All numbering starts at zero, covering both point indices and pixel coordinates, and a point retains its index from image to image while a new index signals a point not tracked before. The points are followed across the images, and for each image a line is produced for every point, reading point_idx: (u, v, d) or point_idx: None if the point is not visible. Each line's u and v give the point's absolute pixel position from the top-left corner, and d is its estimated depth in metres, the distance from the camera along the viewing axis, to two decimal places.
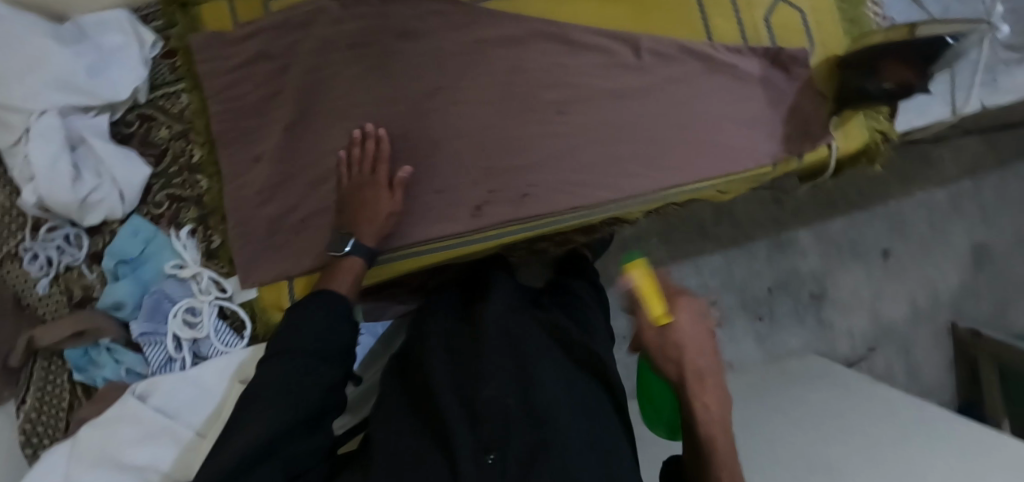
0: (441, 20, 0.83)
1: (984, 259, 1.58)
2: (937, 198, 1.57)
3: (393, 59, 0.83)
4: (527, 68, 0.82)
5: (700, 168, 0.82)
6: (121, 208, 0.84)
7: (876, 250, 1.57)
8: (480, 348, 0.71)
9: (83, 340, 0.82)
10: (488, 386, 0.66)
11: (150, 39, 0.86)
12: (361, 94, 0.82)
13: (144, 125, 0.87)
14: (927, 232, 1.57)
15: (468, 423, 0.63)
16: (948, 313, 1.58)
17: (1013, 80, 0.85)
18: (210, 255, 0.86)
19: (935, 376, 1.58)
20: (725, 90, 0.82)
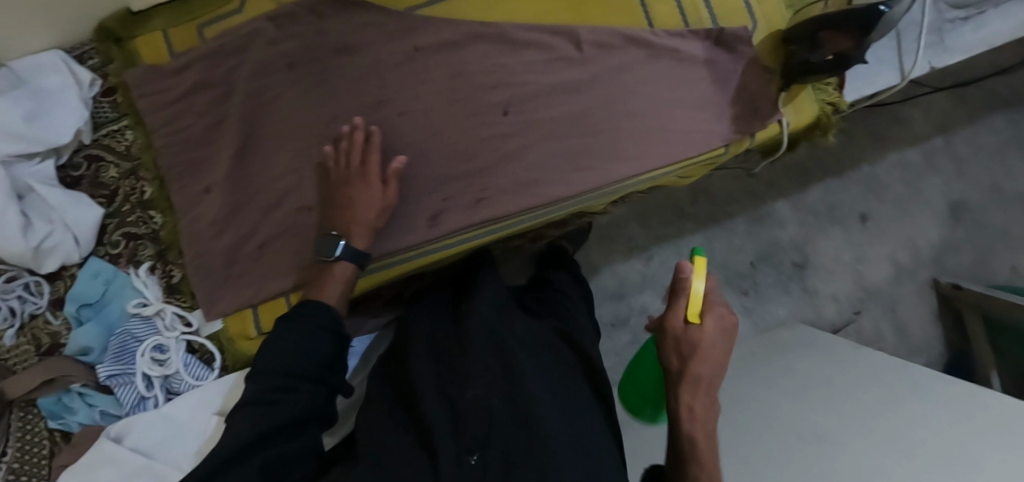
0: (378, 31, 0.82)
1: (962, 213, 1.58)
2: (909, 158, 1.57)
3: (333, 77, 0.82)
4: (469, 72, 0.81)
5: (652, 155, 0.81)
6: (77, 251, 0.83)
7: (854, 215, 1.57)
8: (465, 349, 0.71)
9: (54, 387, 0.82)
10: (472, 385, 0.64)
11: (87, 78, 0.85)
12: (307, 115, 0.82)
13: (92, 166, 0.86)
14: (903, 191, 1.57)
15: (450, 423, 0.62)
16: (930, 270, 1.58)
17: (957, 39, 0.86)
18: (172, 290, 0.85)
19: (924, 333, 1.57)
20: (670, 76, 0.81)
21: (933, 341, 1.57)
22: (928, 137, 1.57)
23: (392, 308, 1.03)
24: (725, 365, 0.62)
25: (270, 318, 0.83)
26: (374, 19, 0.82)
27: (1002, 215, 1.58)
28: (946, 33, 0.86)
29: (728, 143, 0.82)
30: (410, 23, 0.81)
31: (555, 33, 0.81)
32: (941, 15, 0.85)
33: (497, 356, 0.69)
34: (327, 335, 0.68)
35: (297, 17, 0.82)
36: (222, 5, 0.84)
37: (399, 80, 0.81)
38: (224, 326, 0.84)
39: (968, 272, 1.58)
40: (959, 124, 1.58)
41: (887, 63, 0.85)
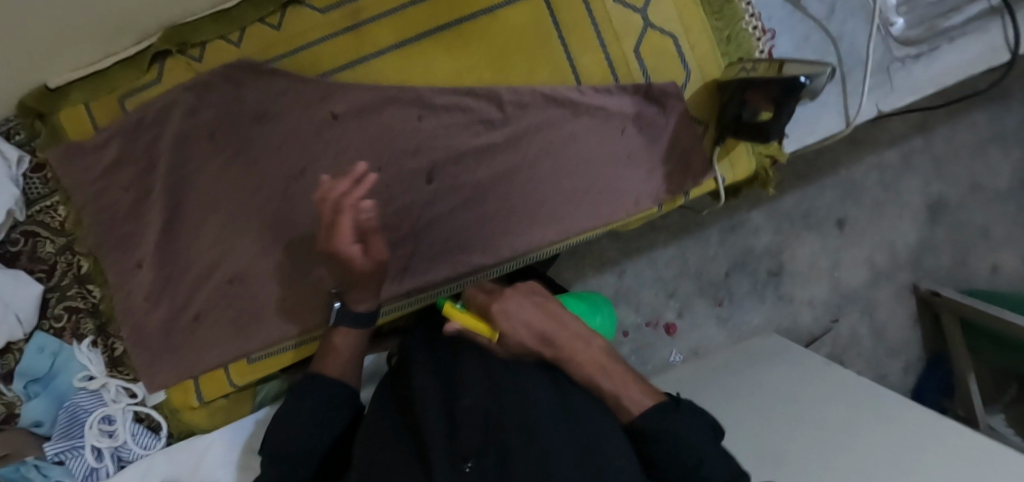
0: (294, 100, 0.80)
1: (940, 213, 1.45)
2: (887, 159, 1.42)
3: (251, 148, 0.80)
4: (389, 137, 0.79)
5: (580, 217, 0.79)
6: (21, 328, 0.84)
7: (832, 221, 1.40)
8: (463, 353, 0.62)
9: (8, 460, 0.81)
10: (468, 392, 0.56)
11: (15, 155, 0.84)
12: (234, 187, 0.81)
13: (30, 242, 0.87)
14: (881, 194, 1.42)
15: (445, 434, 0.53)
16: (909, 273, 1.45)
17: (906, 80, 0.82)
18: (115, 363, 0.87)
19: (902, 335, 1.43)
20: (599, 133, 0.78)
21: (912, 343, 1.44)
22: (907, 139, 1.43)
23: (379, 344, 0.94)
24: (530, 324, 0.59)
25: (210, 388, 0.86)
26: (293, 87, 0.79)
27: (980, 213, 1.47)
28: (894, 71, 0.82)
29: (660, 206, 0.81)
30: (330, 90, 0.79)
31: (476, 92, 0.78)
32: (892, 52, 0.82)
33: (494, 354, 0.60)
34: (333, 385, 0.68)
35: (213, 86, 0.79)
36: (139, 76, 0.81)
37: (321, 149, 0.80)
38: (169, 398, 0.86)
39: (947, 273, 1.46)
40: (937, 123, 1.44)
41: (833, 109, 0.81)
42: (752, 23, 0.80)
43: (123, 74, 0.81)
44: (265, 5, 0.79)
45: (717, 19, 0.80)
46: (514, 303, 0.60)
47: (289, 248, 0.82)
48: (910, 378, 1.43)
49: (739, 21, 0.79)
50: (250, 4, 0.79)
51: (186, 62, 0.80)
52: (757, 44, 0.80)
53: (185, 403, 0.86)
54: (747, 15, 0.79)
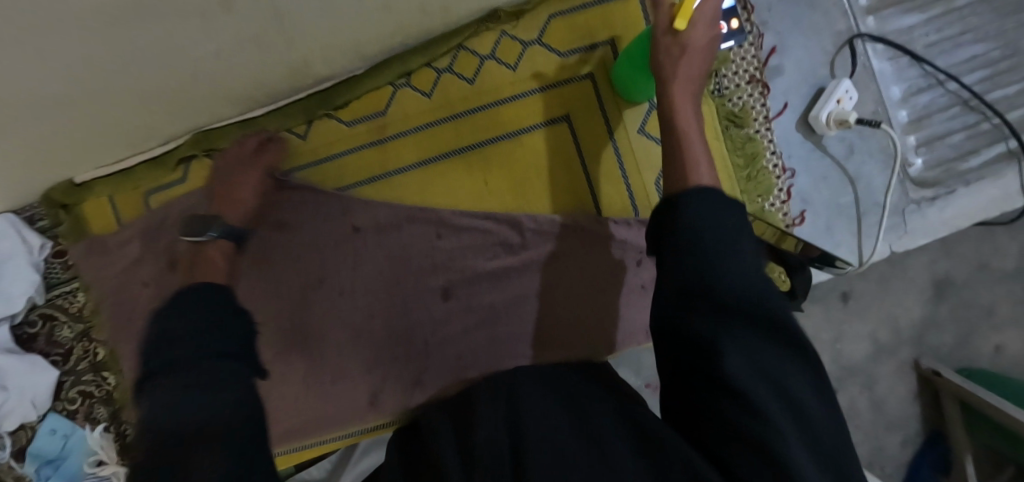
0: (315, 213, 0.82)
1: (946, 292, 1.29)
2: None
3: (272, 254, 0.82)
4: (406, 252, 0.81)
5: (585, 340, 0.81)
6: (35, 412, 0.86)
7: (834, 292, 1.26)
8: (476, 399, 0.61)
9: None
10: (481, 427, 0.55)
11: (37, 243, 0.85)
12: (246, 288, 0.82)
13: (47, 325, 0.88)
14: (885, 268, 1.28)
15: (463, 471, 0.51)
16: (910, 349, 1.28)
17: (923, 222, 0.82)
18: (126, 449, 0.88)
19: (903, 410, 1.26)
20: (609, 259, 0.81)
21: (909, 421, 1.27)
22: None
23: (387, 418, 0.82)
24: (691, 78, 0.60)
25: None
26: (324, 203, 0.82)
27: (987, 292, 1.29)
28: (909, 213, 0.82)
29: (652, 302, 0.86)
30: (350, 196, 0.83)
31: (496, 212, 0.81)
32: (906, 194, 0.82)
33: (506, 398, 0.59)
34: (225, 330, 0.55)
35: None
36: (167, 175, 0.83)
37: (341, 257, 0.82)
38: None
39: (949, 354, 1.29)
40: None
41: (846, 247, 0.82)
42: (773, 161, 0.80)
43: (148, 173, 0.83)
44: (294, 116, 0.81)
45: (741, 155, 0.79)
46: (694, 58, 0.60)
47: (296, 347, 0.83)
48: (909, 455, 1.27)
49: (761, 158, 0.80)
50: (278, 113, 0.81)
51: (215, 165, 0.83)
52: (776, 181, 0.80)
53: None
54: (768, 152, 0.80)
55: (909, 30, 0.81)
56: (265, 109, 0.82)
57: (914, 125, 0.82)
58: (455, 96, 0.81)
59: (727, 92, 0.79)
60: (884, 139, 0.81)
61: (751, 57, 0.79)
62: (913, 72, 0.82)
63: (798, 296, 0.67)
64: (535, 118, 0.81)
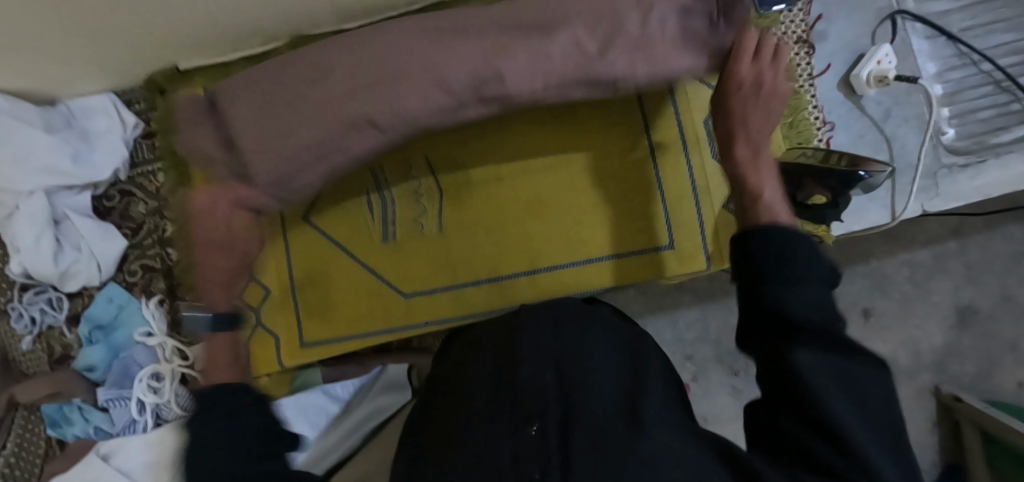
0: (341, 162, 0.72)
1: (968, 321, 1.19)
2: (918, 257, 1.20)
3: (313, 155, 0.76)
4: (444, 123, 0.77)
5: (622, 268, 0.87)
6: (98, 276, 0.92)
7: (855, 309, 1.20)
8: (508, 349, 0.61)
9: (57, 399, 0.89)
10: (525, 362, 0.56)
11: (131, 121, 0.94)
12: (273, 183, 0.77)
13: (124, 200, 0.95)
14: (910, 292, 1.20)
15: (501, 404, 0.53)
16: (930, 373, 1.19)
17: (954, 187, 0.87)
18: (175, 324, 0.93)
19: (920, 437, 1.18)
20: (648, 202, 0.87)
21: (924, 449, 1.18)
22: (939, 239, 1.20)
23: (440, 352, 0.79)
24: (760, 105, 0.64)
25: None
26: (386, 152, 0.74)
27: (1012, 326, 1.19)
28: (940, 178, 0.87)
29: (674, 242, 0.87)
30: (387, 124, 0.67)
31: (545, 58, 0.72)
32: (939, 160, 0.88)
33: (546, 334, 0.61)
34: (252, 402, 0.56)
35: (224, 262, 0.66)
36: None
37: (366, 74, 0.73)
38: None
39: (971, 385, 1.19)
40: (973, 221, 1.19)
41: (877, 207, 0.86)
42: (814, 113, 0.87)
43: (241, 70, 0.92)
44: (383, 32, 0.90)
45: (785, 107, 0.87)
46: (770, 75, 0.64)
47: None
48: None
49: (803, 110, 0.87)
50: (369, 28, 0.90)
51: None
52: (816, 132, 0.87)
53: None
54: (810, 106, 0.88)
55: (945, 14, 0.90)
56: (357, 23, 0.91)
57: (948, 98, 0.89)
58: None
59: None
60: (921, 107, 0.87)
61: (799, 20, 0.88)
62: (948, 50, 0.89)
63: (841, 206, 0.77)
64: None
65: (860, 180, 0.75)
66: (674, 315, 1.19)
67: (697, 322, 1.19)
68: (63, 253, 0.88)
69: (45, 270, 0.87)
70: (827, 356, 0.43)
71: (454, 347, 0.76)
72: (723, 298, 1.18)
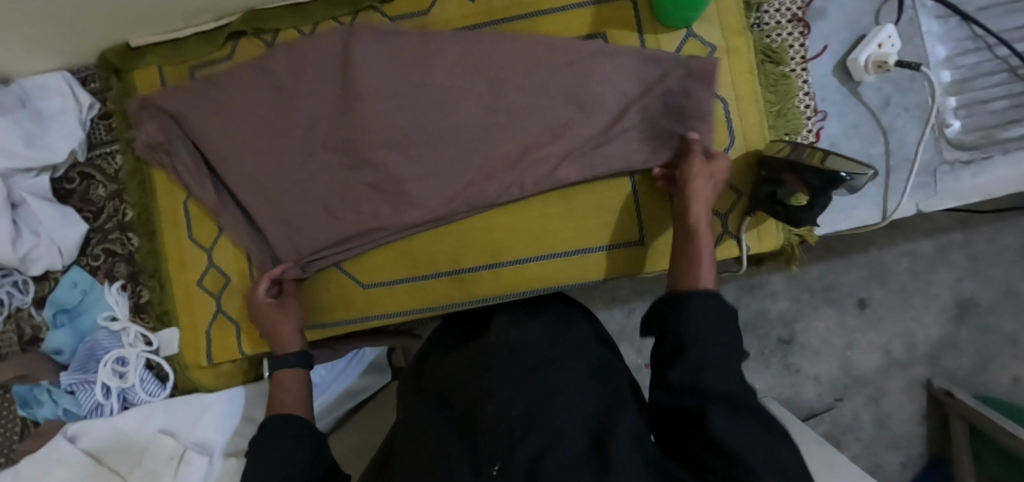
0: (353, 199, 0.82)
1: (968, 314, 1.13)
2: (920, 248, 1.13)
3: (311, 180, 0.82)
4: (419, 126, 0.79)
5: (590, 263, 0.83)
6: (60, 261, 0.91)
7: (850, 299, 1.15)
8: (483, 378, 0.62)
9: (28, 380, 0.90)
10: (492, 400, 0.58)
11: (87, 102, 0.91)
12: (274, 200, 0.82)
13: (84, 183, 0.93)
14: (909, 282, 1.14)
15: (471, 444, 0.55)
16: (923, 366, 1.15)
17: (954, 185, 0.80)
18: (139, 309, 0.93)
19: (908, 429, 1.14)
20: (619, 195, 0.81)
21: (913, 441, 1.14)
22: (944, 229, 1.13)
23: (425, 349, 0.80)
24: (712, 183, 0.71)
25: (212, 378, 0.93)
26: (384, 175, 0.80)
27: (1014, 319, 1.13)
28: (941, 175, 0.80)
29: (645, 238, 0.82)
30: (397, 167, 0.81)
31: (526, 88, 0.78)
32: (942, 155, 0.80)
33: (517, 368, 0.63)
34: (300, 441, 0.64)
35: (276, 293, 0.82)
36: (214, 52, 0.86)
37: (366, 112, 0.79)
38: (177, 308, 0.91)
39: (964, 378, 1.14)
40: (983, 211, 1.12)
41: (869, 202, 0.80)
42: (805, 101, 0.80)
43: (197, 49, 0.86)
44: (342, 6, 0.84)
45: (772, 93, 0.80)
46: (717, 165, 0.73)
47: (289, 236, 0.83)
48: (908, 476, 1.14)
49: (793, 97, 0.80)
50: (326, 2, 0.85)
51: (259, 44, 0.86)
52: (805, 122, 0.80)
53: (194, 310, 0.90)
54: (801, 93, 0.80)
55: None
56: None
57: (956, 86, 0.81)
58: (500, 1, 0.82)
59: (766, 27, 0.80)
60: (927, 95, 0.79)
61: None
62: (963, 33, 0.81)
63: (817, 212, 0.71)
64: (574, 31, 0.81)
65: (840, 182, 0.67)
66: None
67: None
68: (21, 238, 0.87)
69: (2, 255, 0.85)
70: (736, 423, 0.50)
71: (428, 360, 0.77)
72: None
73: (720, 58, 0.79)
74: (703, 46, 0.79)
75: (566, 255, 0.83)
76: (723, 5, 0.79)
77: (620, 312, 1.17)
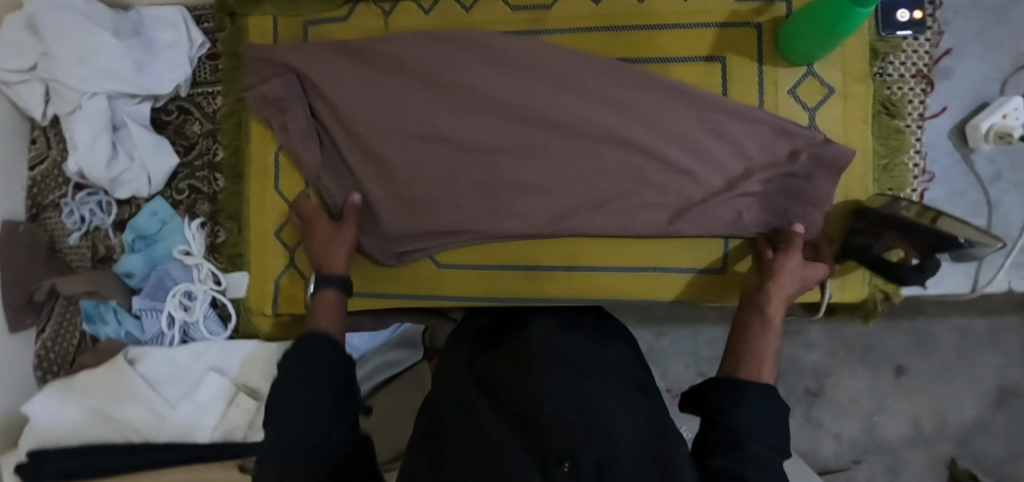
0: (456, 188, 0.83)
1: (1008, 402, 1.10)
2: (972, 325, 1.11)
3: (413, 159, 0.84)
4: (522, 123, 0.82)
5: (660, 283, 0.84)
6: (147, 189, 0.93)
7: (888, 365, 1.13)
8: (535, 375, 0.63)
9: (96, 297, 0.93)
10: (549, 400, 0.58)
11: (199, 40, 0.93)
12: (377, 168, 0.85)
13: (180, 117, 0.95)
14: (953, 359, 1.11)
15: (528, 441, 0.54)
16: (950, 445, 1.12)
17: None
18: (214, 248, 0.95)
19: None
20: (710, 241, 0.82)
21: None
22: (1000, 310, 1.10)
23: (461, 339, 0.78)
24: (798, 277, 0.71)
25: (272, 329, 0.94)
26: (489, 161, 0.83)
27: None
28: None
29: (725, 266, 0.82)
30: (508, 158, 0.82)
31: (635, 102, 0.80)
32: None
33: (569, 375, 0.63)
34: (331, 371, 0.60)
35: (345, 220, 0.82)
36: (331, 11, 0.88)
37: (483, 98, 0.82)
38: (251, 253, 0.92)
39: (992, 467, 1.11)
40: None
41: (959, 272, 0.79)
42: (915, 160, 0.79)
43: (312, 4, 0.87)
44: None
45: (884, 145, 0.79)
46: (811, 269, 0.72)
47: (380, 201, 0.85)
48: None
49: (903, 153, 0.79)
50: None
51: (376, 12, 0.87)
52: (912, 180, 0.79)
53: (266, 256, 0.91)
54: (912, 150, 0.79)
55: None
56: None
57: None
58: (622, 10, 0.83)
59: (888, 79, 0.79)
60: None
61: (924, 51, 0.79)
62: None
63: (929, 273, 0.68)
64: (691, 51, 0.81)
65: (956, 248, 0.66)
66: (697, 329, 1.15)
67: (718, 342, 1.14)
68: (116, 161, 0.89)
69: (99, 173, 0.88)
70: None
71: (464, 350, 0.76)
72: None
73: (836, 102, 0.79)
74: (821, 87, 0.79)
75: (639, 271, 0.84)
76: (848, 51, 0.78)
77: (650, 334, 1.16)
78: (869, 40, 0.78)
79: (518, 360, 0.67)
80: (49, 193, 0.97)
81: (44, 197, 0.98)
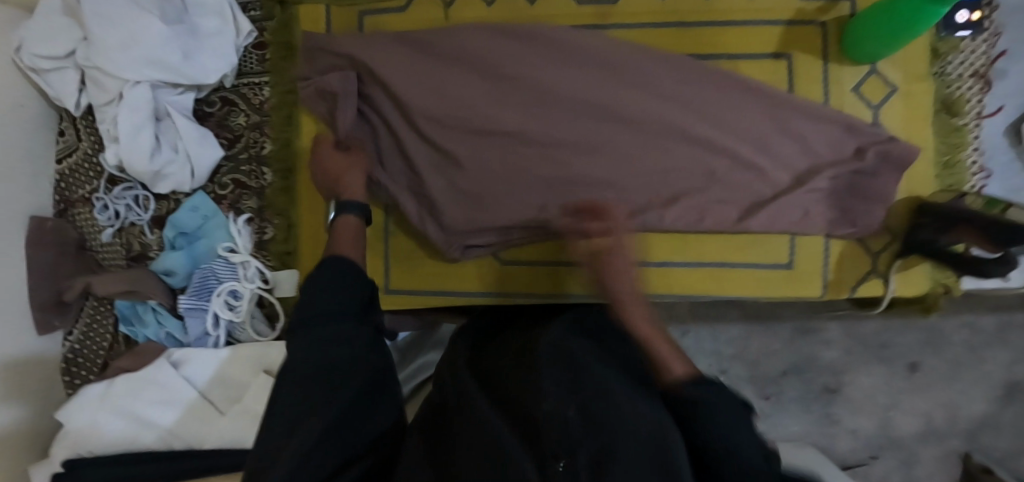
0: (513, 181, 0.81)
1: (1017, 395, 1.08)
2: (981, 322, 1.08)
3: (471, 148, 0.82)
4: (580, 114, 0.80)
5: (724, 279, 0.84)
6: (189, 183, 0.89)
7: (901, 361, 1.10)
8: (536, 370, 0.59)
9: (133, 297, 0.88)
10: (548, 397, 0.54)
11: (246, 28, 0.89)
12: (438, 160, 0.83)
13: (225, 108, 0.92)
14: (964, 353, 1.09)
15: (524, 441, 0.51)
16: (961, 439, 1.09)
17: None
18: (261, 245, 0.91)
19: None
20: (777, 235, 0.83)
21: None
22: (1009, 307, 1.07)
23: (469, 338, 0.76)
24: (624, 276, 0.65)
25: None
26: (552, 154, 0.81)
27: None
28: None
29: (792, 262, 0.83)
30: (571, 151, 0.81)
31: (699, 95, 0.80)
32: None
33: (574, 371, 0.59)
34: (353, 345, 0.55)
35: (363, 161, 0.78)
36: (389, 0, 0.86)
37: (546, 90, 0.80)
38: (300, 250, 0.89)
39: (1000, 460, 1.09)
40: None
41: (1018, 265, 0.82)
42: (973, 157, 0.81)
43: None
44: None
45: (945, 143, 0.81)
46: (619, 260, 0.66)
47: (439, 196, 0.83)
48: None
49: (962, 150, 0.81)
50: None
51: (436, 6, 0.86)
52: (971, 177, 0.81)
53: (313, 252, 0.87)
54: (971, 148, 0.81)
55: None
56: None
57: None
58: (687, 6, 0.83)
59: (947, 78, 0.81)
60: None
61: (983, 52, 0.81)
62: None
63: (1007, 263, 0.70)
64: (757, 48, 0.82)
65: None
66: (717, 328, 1.12)
67: (739, 339, 1.12)
68: (160, 155, 0.85)
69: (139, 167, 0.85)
70: None
71: (470, 348, 0.72)
72: (774, 324, 1.11)
73: (899, 100, 0.80)
74: (884, 86, 0.80)
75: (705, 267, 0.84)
76: (910, 51, 0.80)
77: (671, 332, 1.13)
78: (930, 41, 0.80)
79: (516, 361, 0.64)
80: (80, 188, 0.93)
81: (74, 192, 0.93)
